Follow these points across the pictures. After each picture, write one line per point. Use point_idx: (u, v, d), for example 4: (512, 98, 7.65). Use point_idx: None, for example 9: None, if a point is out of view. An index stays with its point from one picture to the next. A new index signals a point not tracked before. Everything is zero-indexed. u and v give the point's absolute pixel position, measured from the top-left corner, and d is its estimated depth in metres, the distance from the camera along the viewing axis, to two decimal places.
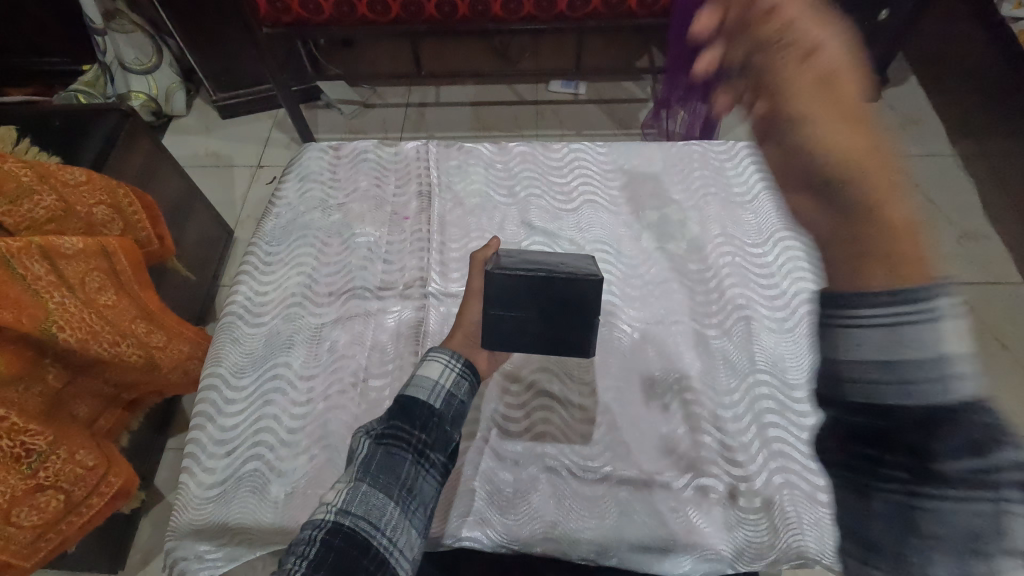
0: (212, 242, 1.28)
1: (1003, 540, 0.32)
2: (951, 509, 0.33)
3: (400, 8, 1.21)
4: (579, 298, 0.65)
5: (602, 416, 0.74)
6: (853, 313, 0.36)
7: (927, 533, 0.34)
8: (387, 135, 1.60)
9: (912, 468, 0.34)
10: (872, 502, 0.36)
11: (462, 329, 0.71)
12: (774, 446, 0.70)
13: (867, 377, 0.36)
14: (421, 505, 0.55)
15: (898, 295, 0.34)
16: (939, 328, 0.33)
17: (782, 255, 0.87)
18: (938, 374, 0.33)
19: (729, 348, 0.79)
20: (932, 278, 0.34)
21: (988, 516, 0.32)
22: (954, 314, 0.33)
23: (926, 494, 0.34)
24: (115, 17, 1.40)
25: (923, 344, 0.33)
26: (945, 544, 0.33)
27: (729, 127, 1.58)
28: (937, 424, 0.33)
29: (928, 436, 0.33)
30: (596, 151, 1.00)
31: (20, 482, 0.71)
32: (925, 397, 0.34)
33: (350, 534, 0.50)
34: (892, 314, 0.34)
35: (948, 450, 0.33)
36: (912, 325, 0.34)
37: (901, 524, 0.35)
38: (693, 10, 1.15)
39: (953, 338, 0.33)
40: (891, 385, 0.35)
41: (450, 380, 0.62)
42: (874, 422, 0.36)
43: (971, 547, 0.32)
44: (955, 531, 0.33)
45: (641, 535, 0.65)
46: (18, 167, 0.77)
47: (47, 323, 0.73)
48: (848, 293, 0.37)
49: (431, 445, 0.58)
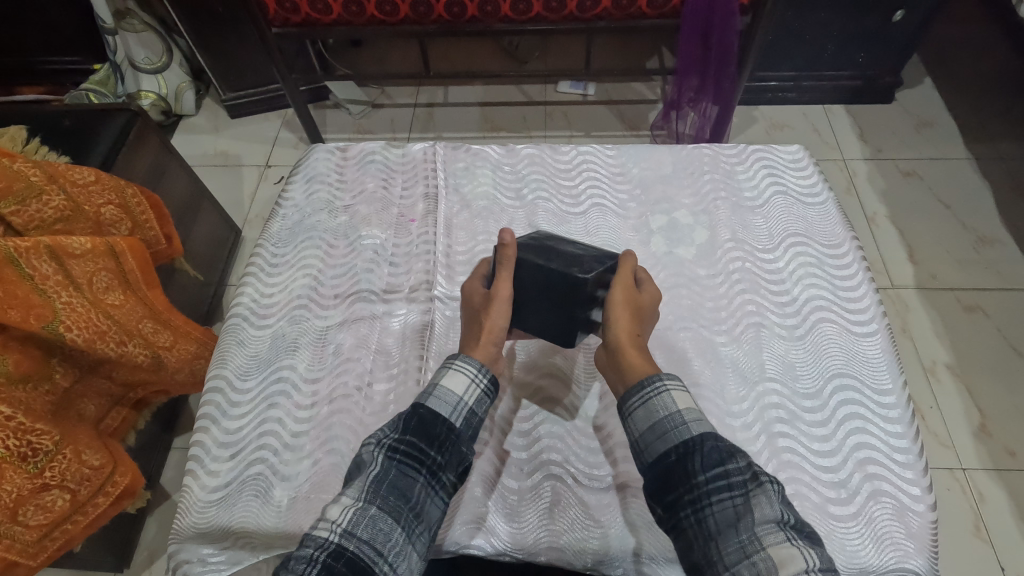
0: (220, 241, 1.28)
1: (754, 515, 0.50)
2: (720, 506, 0.50)
3: (409, 8, 1.20)
4: (574, 295, 0.69)
5: (608, 423, 0.73)
6: (629, 406, 0.61)
7: (717, 533, 0.50)
8: (395, 136, 1.59)
9: (693, 491, 0.52)
10: (684, 534, 0.51)
11: (488, 337, 0.69)
12: (783, 457, 0.69)
13: (648, 441, 0.58)
14: (427, 528, 0.55)
15: (645, 385, 0.60)
16: (673, 397, 0.59)
17: (793, 259, 0.86)
18: (681, 422, 0.57)
19: (739, 356, 0.77)
20: (669, 377, 0.61)
21: (741, 500, 0.50)
22: (677, 390, 0.60)
23: (707, 501, 0.51)
24: (126, 16, 1.41)
25: (665, 407, 0.58)
26: (726, 532, 0.49)
27: (740, 129, 1.57)
28: (688, 450, 0.54)
29: (685, 458, 0.54)
30: (606, 154, 0.99)
31: (26, 482, 0.70)
32: (678, 438, 0.56)
33: (352, 560, 0.49)
34: (646, 398, 0.60)
35: (703, 466, 0.53)
36: (657, 399, 0.59)
37: (702, 535, 0.50)
38: (704, 11, 1.14)
39: (681, 401, 0.58)
40: (659, 438, 0.57)
41: (474, 397, 0.62)
42: (661, 466, 0.55)
43: (742, 528, 0.49)
44: (729, 520, 0.50)
45: (647, 545, 0.64)
46: (28, 168, 0.77)
47: (54, 323, 0.73)
48: (626, 393, 0.62)
49: (444, 466, 0.57)
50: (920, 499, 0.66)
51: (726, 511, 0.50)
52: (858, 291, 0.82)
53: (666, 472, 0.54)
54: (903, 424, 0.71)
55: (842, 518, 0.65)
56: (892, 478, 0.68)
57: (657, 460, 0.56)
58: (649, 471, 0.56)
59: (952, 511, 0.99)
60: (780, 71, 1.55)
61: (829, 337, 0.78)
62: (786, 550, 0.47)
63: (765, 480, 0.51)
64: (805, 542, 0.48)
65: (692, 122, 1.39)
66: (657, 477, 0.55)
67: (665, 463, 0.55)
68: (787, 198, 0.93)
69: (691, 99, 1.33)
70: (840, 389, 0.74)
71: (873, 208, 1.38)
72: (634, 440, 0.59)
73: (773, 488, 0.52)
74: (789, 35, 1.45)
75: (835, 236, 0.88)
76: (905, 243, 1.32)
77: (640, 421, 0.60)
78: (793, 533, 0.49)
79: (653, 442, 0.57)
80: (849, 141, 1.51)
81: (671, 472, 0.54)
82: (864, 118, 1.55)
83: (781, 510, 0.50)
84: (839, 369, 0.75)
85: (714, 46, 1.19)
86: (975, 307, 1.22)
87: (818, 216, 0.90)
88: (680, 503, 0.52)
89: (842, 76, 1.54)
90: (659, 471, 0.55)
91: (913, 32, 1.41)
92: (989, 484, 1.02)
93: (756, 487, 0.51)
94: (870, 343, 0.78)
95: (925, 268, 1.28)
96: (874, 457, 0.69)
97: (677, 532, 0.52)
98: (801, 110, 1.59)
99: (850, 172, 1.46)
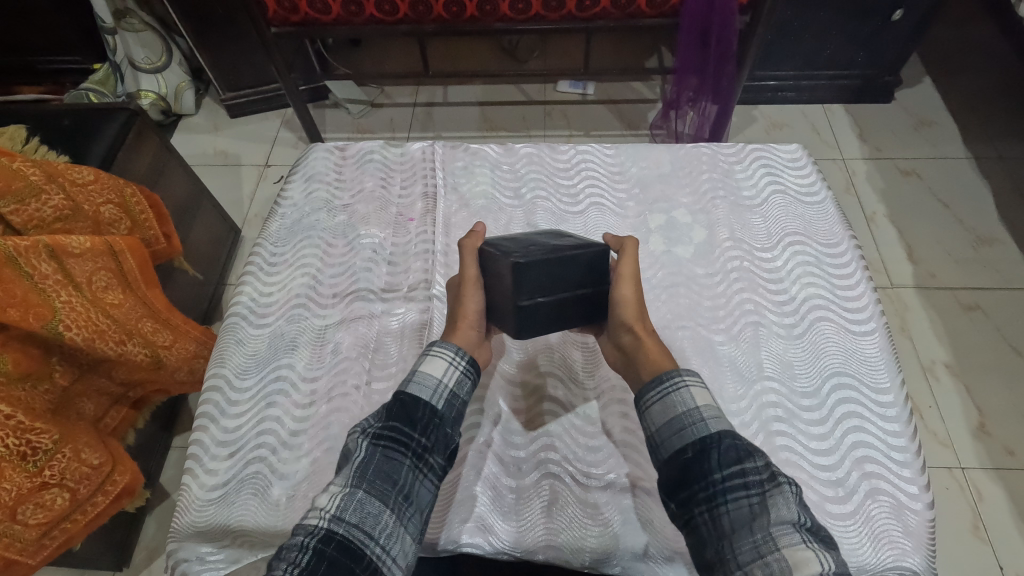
0: (219, 240, 1.29)
1: (770, 515, 0.50)
2: (735, 505, 0.50)
3: (408, 7, 1.20)
4: (523, 282, 0.66)
5: (606, 421, 0.73)
6: (646, 400, 0.61)
7: (732, 532, 0.50)
8: (395, 135, 1.59)
9: (709, 489, 0.52)
10: (697, 531, 0.52)
11: (465, 321, 0.70)
12: (781, 455, 0.69)
13: (664, 437, 0.58)
14: (418, 510, 0.55)
15: (664, 379, 0.61)
16: (692, 393, 0.59)
17: (791, 259, 0.86)
18: (699, 419, 0.57)
19: (737, 355, 0.77)
20: (685, 371, 0.61)
21: (758, 500, 0.50)
22: (696, 386, 0.59)
23: (723, 499, 0.51)
24: (125, 16, 1.41)
25: (683, 403, 0.58)
26: (740, 531, 0.49)
27: (739, 128, 1.57)
28: (706, 447, 0.54)
29: (702, 456, 0.54)
30: (605, 153, 0.99)
31: (25, 481, 0.70)
32: (695, 435, 0.56)
33: (343, 543, 0.49)
34: (664, 393, 0.60)
35: (719, 463, 0.53)
36: (676, 395, 0.59)
37: (715, 533, 0.50)
38: (703, 11, 1.14)
39: (700, 398, 0.58)
40: (676, 434, 0.57)
41: (453, 379, 0.63)
42: (678, 462, 0.55)
43: (757, 527, 0.49)
44: (744, 519, 0.50)
45: (643, 543, 0.64)
46: (27, 167, 0.77)
47: (54, 321, 0.73)
48: (643, 388, 0.62)
49: (430, 448, 0.57)
50: (918, 498, 0.66)
51: (741, 510, 0.50)
52: (856, 289, 0.82)
53: (683, 469, 0.54)
54: (901, 423, 0.71)
55: (840, 517, 0.65)
56: (890, 477, 0.68)
57: (674, 456, 0.56)
58: (665, 467, 0.57)
59: (950, 510, 1.00)
60: (779, 70, 1.55)
61: (827, 336, 0.78)
62: (802, 553, 0.46)
63: (782, 481, 0.51)
64: (820, 546, 0.48)
65: (691, 121, 1.39)
66: (673, 473, 0.55)
67: (682, 460, 0.55)
68: (786, 197, 0.93)
69: (690, 98, 1.33)
70: (837, 387, 0.74)
71: (872, 207, 1.39)
72: (649, 435, 0.60)
73: (790, 489, 0.52)
74: (788, 35, 1.45)
75: (833, 235, 0.88)
76: (905, 242, 1.32)
77: (657, 416, 0.60)
78: (809, 536, 0.49)
79: (671, 438, 0.57)
80: (848, 140, 1.51)
81: (688, 468, 0.54)
82: (864, 118, 1.55)
83: (798, 512, 0.50)
84: (837, 367, 0.76)
85: (713, 46, 1.19)
86: (975, 306, 1.22)
87: (816, 215, 0.91)
88: (694, 500, 0.52)
89: (841, 75, 1.53)
90: (676, 467, 0.55)
91: (912, 32, 1.41)
92: (988, 483, 1.02)
93: (773, 486, 0.51)
94: (868, 342, 0.78)
95: (924, 267, 1.28)
96: (871, 456, 0.69)
97: (691, 530, 0.52)
98: (800, 109, 1.59)
99: (850, 171, 1.46)
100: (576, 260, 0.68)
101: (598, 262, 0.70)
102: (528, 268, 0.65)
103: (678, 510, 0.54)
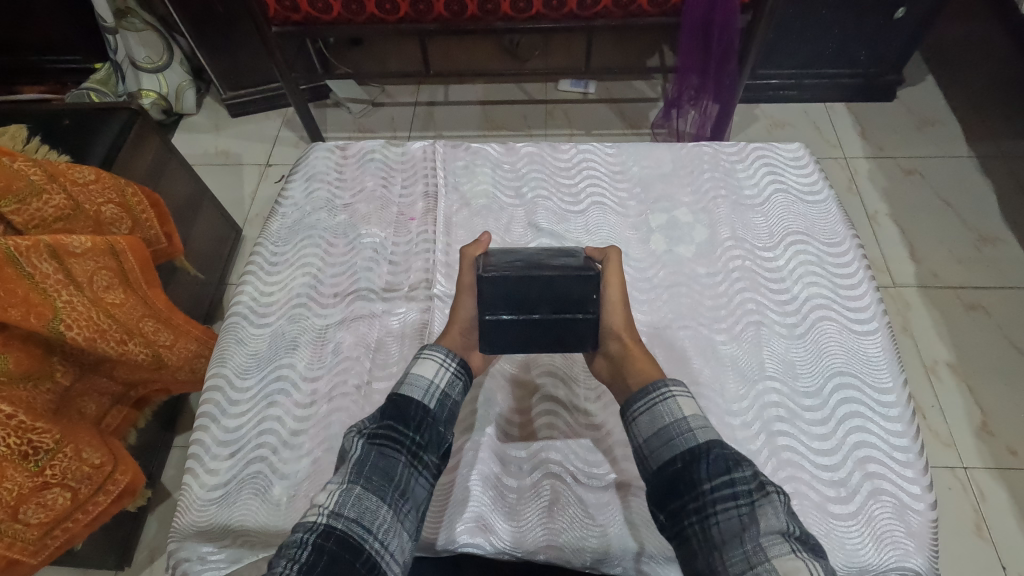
0: (220, 239, 1.28)
1: (759, 524, 0.50)
2: (725, 516, 0.50)
3: (409, 7, 1.20)
4: (492, 293, 0.66)
5: (607, 421, 0.73)
6: (633, 412, 0.61)
7: (722, 543, 0.49)
8: (396, 135, 1.59)
9: (698, 500, 0.52)
10: (688, 543, 0.51)
11: (456, 326, 0.71)
12: (783, 456, 0.69)
13: (653, 448, 0.58)
14: (414, 506, 0.55)
15: (651, 391, 0.61)
16: (678, 403, 0.59)
17: (793, 258, 0.85)
18: (688, 430, 0.57)
19: (739, 354, 0.77)
20: (667, 381, 0.62)
21: (748, 510, 0.50)
22: (682, 396, 0.60)
23: (713, 511, 0.51)
24: (127, 15, 1.41)
25: (670, 413, 0.58)
26: (730, 543, 0.49)
27: (740, 128, 1.56)
28: (695, 457, 0.54)
29: (691, 467, 0.54)
30: (606, 152, 0.99)
31: (26, 480, 0.70)
32: (684, 445, 0.56)
33: (343, 537, 0.49)
34: (651, 404, 0.60)
35: (708, 474, 0.53)
36: (662, 406, 0.59)
37: (706, 546, 0.50)
38: (704, 10, 1.14)
39: (686, 408, 0.58)
40: (664, 445, 0.57)
41: (445, 380, 0.62)
42: (667, 473, 0.55)
43: (747, 538, 0.49)
44: (734, 530, 0.49)
45: (643, 543, 0.64)
46: (28, 167, 0.77)
47: (54, 321, 0.73)
48: (630, 399, 0.62)
49: (424, 446, 0.57)
50: (921, 498, 0.66)
51: (731, 521, 0.50)
52: (857, 288, 0.82)
53: (671, 482, 0.54)
54: (903, 423, 0.71)
55: (841, 517, 0.65)
56: (892, 476, 0.67)
57: (663, 468, 0.56)
58: (654, 479, 0.56)
59: (953, 510, 0.99)
60: (781, 69, 1.54)
61: (829, 335, 0.78)
62: (791, 563, 0.47)
63: (771, 491, 0.51)
64: (808, 555, 0.48)
65: (693, 120, 1.38)
66: (663, 486, 0.55)
67: (671, 472, 0.55)
68: (788, 196, 0.92)
69: (691, 98, 1.33)
70: (839, 386, 0.74)
71: (874, 207, 1.38)
72: (637, 449, 0.59)
73: (779, 499, 0.52)
74: (790, 34, 1.44)
75: (836, 235, 0.88)
76: (907, 242, 1.32)
77: (644, 427, 0.60)
78: (798, 545, 0.49)
79: (658, 451, 0.57)
80: (850, 139, 1.51)
81: (677, 480, 0.54)
82: (865, 116, 1.55)
83: (787, 521, 0.50)
84: (839, 366, 0.75)
85: (714, 46, 1.19)
86: (976, 305, 1.22)
87: (819, 214, 0.90)
88: (684, 511, 0.52)
89: (843, 74, 1.53)
90: (664, 480, 0.55)
91: (915, 30, 1.41)
92: (990, 483, 1.02)
93: (762, 496, 0.51)
94: (870, 341, 0.78)
95: (927, 266, 1.28)
96: (873, 456, 0.69)
97: (682, 542, 0.52)
98: (802, 108, 1.59)
99: (852, 170, 1.45)
100: (552, 280, 0.66)
101: (582, 286, 0.67)
102: (487, 281, 0.66)
103: (670, 522, 0.54)
